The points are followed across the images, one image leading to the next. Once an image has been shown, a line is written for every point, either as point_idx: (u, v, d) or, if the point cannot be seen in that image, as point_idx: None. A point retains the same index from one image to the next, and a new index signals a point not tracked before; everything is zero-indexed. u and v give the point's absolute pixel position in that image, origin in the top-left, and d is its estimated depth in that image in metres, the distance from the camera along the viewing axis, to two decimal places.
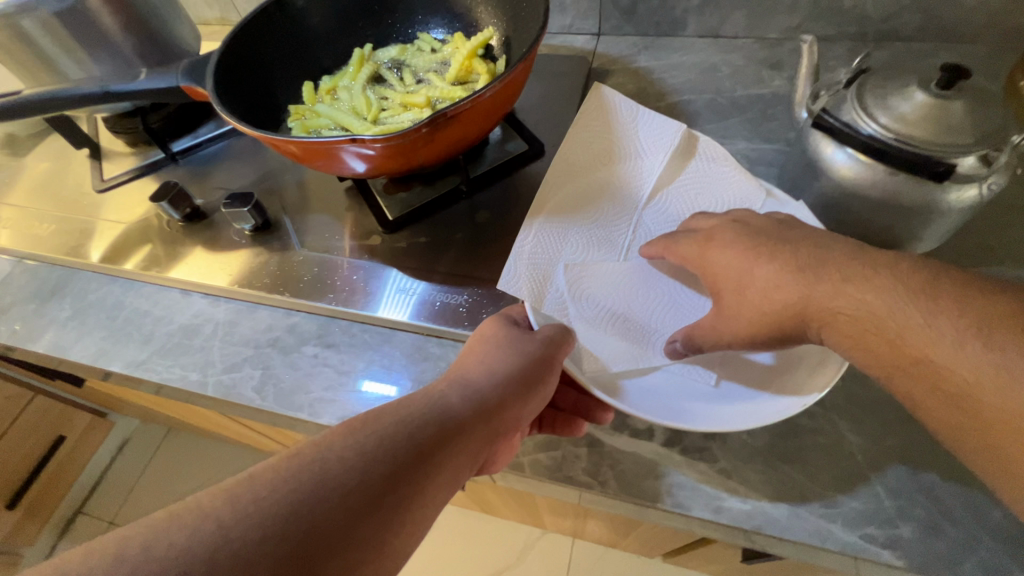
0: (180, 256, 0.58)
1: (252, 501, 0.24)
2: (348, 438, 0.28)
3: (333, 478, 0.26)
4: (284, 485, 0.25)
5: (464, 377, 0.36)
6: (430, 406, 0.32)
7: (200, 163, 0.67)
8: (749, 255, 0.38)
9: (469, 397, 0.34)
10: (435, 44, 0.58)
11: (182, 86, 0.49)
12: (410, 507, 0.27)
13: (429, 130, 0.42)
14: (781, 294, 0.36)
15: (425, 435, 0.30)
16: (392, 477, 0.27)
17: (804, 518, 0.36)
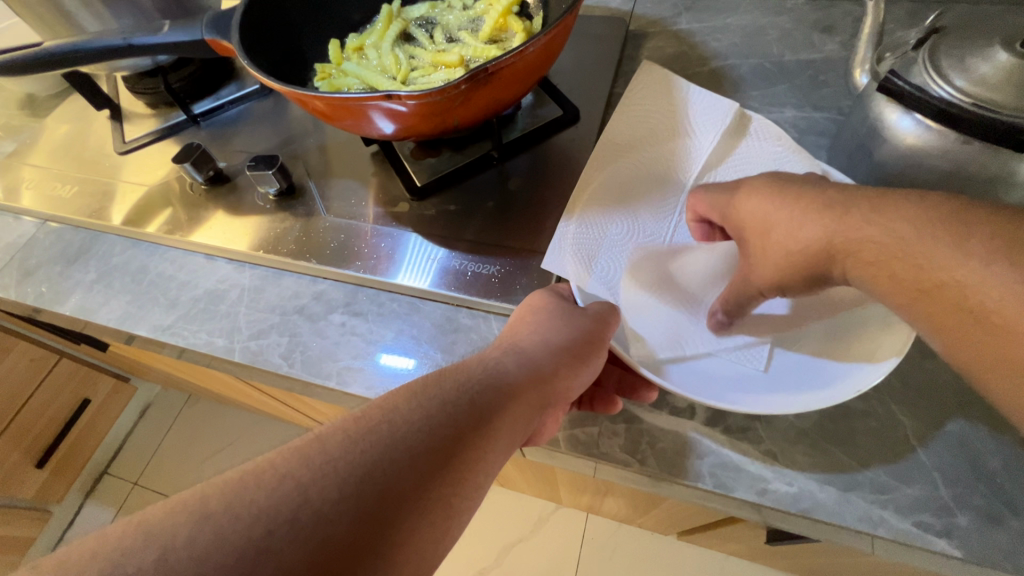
0: (204, 221, 0.56)
1: (324, 462, 0.25)
2: (408, 401, 0.28)
3: (401, 440, 0.26)
4: (355, 446, 0.25)
5: (518, 344, 0.36)
6: (486, 372, 0.32)
7: (221, 126, 0.65)
8: (774, 196, 0.36)
9: (525, 364, 0.34)
10: (467, 1, 0.55)
11: (207, 39, 0.46)
12: (475, 469, 0.28)
13: (468, 87, 0.39)
14: (806, 230, 0.33)
15: (483, 401, 0.30)
16: (455, 439, 0.28)
17: (853, 504, 0.34)
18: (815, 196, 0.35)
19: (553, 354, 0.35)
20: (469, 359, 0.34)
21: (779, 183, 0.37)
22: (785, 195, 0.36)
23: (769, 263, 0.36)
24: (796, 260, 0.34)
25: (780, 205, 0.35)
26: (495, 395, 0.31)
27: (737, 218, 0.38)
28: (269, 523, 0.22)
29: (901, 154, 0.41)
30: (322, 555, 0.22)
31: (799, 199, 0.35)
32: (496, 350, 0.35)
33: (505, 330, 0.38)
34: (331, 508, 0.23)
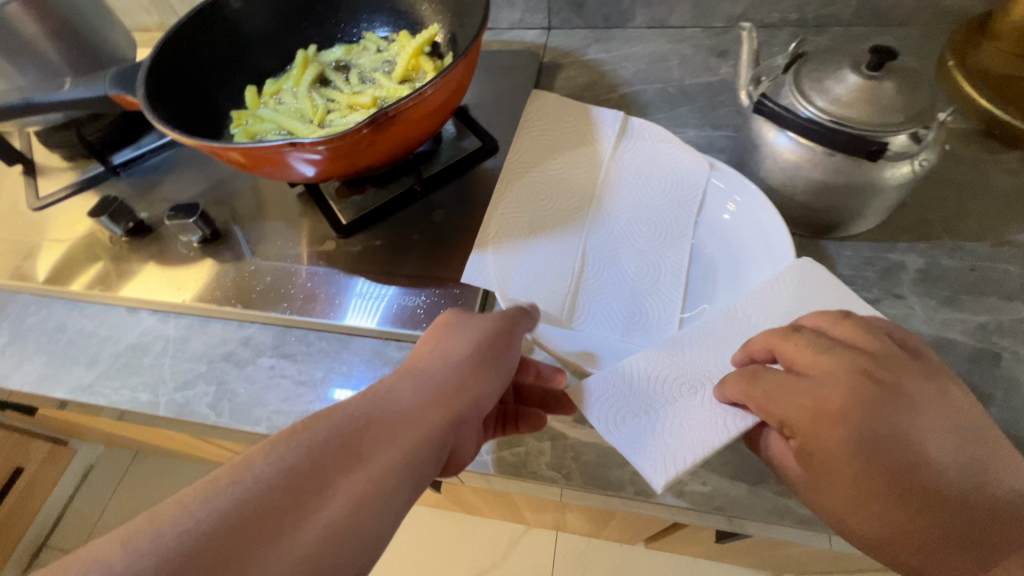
0: (126, 273, 0.55)
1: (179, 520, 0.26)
2: (279, 446, 0.29)
3: (252, 497, 0.27)
4: (213, 502, 0.26)
5: (417, 367, 0.34)
6: (379, 402, 0.32)
7: (143, 175, 0.64)
8: (867, 461, 0.31)
9: (422, 385, 0.33)
10: (381, 43, 0.57)
11: (112, 95, 0.46)
12: (339, 521, 0.27)
13: (372, 130, 0.41)
14: (879, 519, 0.31)
15: (359, 438, 0.30)
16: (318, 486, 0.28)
17: (762, 496, 0.37)
18: (906, 479, 0.30)
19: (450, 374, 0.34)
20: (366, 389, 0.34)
21: (876, 432, 0.31)
22: (886, 469, 0.31)
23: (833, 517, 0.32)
24: (867, 537, 0.31)
25: (871, 481, 0.31)
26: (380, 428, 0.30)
27: (826, 459, 0.31)
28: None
29: (782, 169, 0.45)
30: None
31: (893, 481, 0.30)
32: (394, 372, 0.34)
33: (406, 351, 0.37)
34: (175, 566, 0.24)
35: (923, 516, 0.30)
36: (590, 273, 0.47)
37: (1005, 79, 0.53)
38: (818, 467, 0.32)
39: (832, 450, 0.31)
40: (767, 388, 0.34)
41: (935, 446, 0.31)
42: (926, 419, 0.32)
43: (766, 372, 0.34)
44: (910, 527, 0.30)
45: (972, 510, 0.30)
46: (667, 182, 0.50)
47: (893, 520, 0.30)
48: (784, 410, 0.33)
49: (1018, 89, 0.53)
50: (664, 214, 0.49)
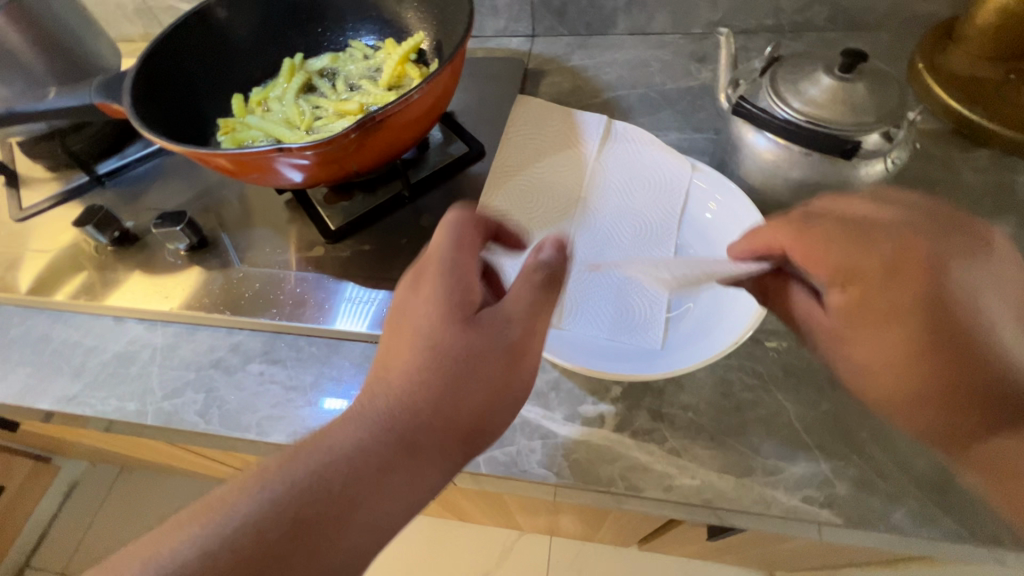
0: (112, 282, 0.55)
1: (194, 539, 0.27)
2: (264, 484, 0.28)
3: (232, 546, 0.26)
4: (227, 526, 0.27)
5: (410, 365, 0.31)
6: (407, 387, 0.30)
7: (129, 184, 0.64)
8: (912, 319, 0.34)
9: (448, 374, 0.30)
10: (367, 51, 0.57)
11: (98, 103, 0.47)
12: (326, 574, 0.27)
13: (359, 135, 0.41)
14: (919, 376, 0.34)
15: (343, 480, 0.28)
16: (348, 501, 0.28)
17: (749, 488, 0.37)
18: (948, 332, 0.33)
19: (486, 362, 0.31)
20: (384, 365, 0.32)
21: (930, 287, 0.33)
22: (928, 325, 0.33)
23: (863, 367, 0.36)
24: (893, 394, 0.35)
25: (910, 334, 0.34)
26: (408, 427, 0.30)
27: (866, 307, 0.34)
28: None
29: (762, 168, 0.46)
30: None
31: (936, 337, 0.33)
32: (410, 339, 0.32)
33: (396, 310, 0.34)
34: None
35: (948, 363, 0.33)
36: (577, 274, 0.48)
37: (972, 81, 0.55)
38: (858, 315, 0.35)
39: (879, 295, 0.34)
40: (814, 239, 0.35)
41: (985, 303, 0.33)
42: (984, 272, 0.33)
43: (821, 217, 0.36)
44: (939, 382, 0.34)
45: (997, 373, 0.33)
46: (650, 184, 0.51)
47: (922, 374, 0.34)
48: (836, 259, 0.34)
49: (986, 90, 0.55)
50: (648, 216, 0.50)
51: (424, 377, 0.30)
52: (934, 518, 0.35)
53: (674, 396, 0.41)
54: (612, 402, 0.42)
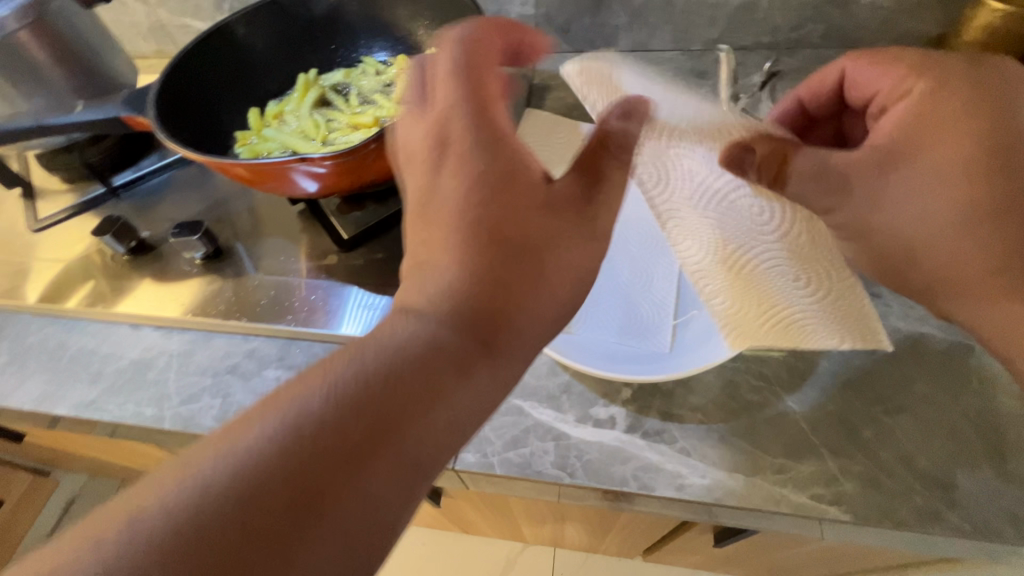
0: (128, 290, 0.56)
1: (251, 439, 0.25)
2: (353, 362, 0.27)
3: (332, 419, 0.25)
4: (315, 405, 0.26)
5: (448, 187, 0.31)
6: (481, 252, 0.30)
7: (143, 196, 0.65)
8: (974, 122, 0.33)
9: (487, 210, 0.30)
10: (379, 66, 0.59)
11: (122, 116, 0.48)
12: (430, 448, 0.27)
13: (378, 146, 0.43)
14: (966, 194, 0.33)
15: (441, 356, 0.28)
16: (425, 389, 0.27)
17: (759, 486, 0.38)
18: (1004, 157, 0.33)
19: (571, 242, 0.31)
20: (416, 212, 0.32)
21: (991, 98, 0.33)
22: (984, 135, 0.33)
23: (912, 183, 0.35)
24: (940, 216, 0.34)
25: (969, 143, 0.33)
26: (490, 302, 0.29)
27: (930, 115, 0.34)
28: (205, 525, 0.23)
29: None
30: (258, 531, 0.23)
31: (990, 150, 0.33)
32: (475, 169, 0.31)
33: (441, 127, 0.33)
34: (286, 482, 0.24)
35: (1001, 187, 0.33)
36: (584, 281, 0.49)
37: None
38: (912, 130, 0.35)
39: (944, 96, 0.34)
40: (883, 55, 0.37)
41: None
42: None
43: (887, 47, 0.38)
44: (986, 199, 0.33)
45: None
46: None
47: (971, 193, 0.33)
48: (884, 79, 0.37)
49: None
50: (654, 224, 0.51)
51: (501, 247, 0.30)
52: (939, 514, 0.36)
53: (683, 398, 0.42)
54: (622, 404, 0.43)
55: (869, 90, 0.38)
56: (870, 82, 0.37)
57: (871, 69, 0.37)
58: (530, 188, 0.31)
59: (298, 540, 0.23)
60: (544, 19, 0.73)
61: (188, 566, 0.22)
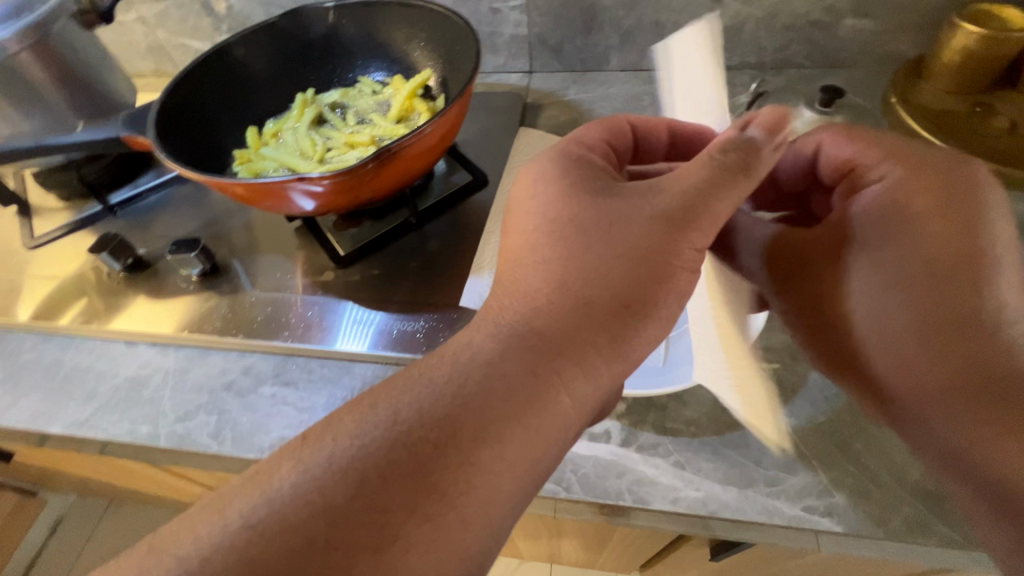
0: (124, 308, 0.56)
1: (352, 438, 0.28)
2: (448, 369, 0.30)
3: (426, 412, 0.29)
4: (405, 409, 0.29)
5: (544, 230, 0.34)
6: (557, 249, 0.33)
7: (139, 214, 0.65)
8: (922, 228, 0.35)
9: (591, 247, 0.32)
10: (376, 86, 0.60)
11: (122, 136, 0.49)
12: (503, 465, 0.28)
13: (375, 166, 0.44)
14: (897, 304, 0.35)
15: (520, 371, 0.30)
16: (508, 391, 0.29)
17: (752, 499, 0.39)
18: (943, 269, 0.34)
19: (638, 224, 0.33)
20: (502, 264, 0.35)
21: (953, 203, 0.35)
22: (939, 239, 0.35)
23: (870, 273, 0.37)
24: (889, 316, 0.36)
25: (923, 245, 0.35)
26: (562, 297, 0.32)
27: (898, 206, 0.36)
28: (313, 508, 0.26)
29: None
30: (362, 512, 0.26)
31: (946, 255, 0.34)
32: (566, 183, 0.35)
33: (536, 166, 0.38)
34: (373, 475, 0.27)
35: (936, 297, 0.34)
36: None
37: (943, 113, 0.61)
38: (861, 232, 0.37)
39: (914, 191, 0.36)
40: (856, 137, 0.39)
41: (992, 236, 0.34)
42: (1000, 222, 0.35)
43: (864, 128, 0.39)
44: (934, 307, 0.34)
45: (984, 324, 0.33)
46: None
47: (921, 294, 0.35)
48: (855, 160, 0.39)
49: (957, 123, 0.59)
50: None
51: (572, 243, 0.33)
52: (929, 524, 0.37)
53: (676, 412, 0.43)
54: (615, 416, 0.43)
55: (847, 167, 0.39)
56: (849, 160, 0.39)
57: (852, 146, 0.39)
58: (611, 190, 0.35)
59: (397, 535, 0.26)
60: (536, 39, 0.75)
61: (283, 540, 0.25)
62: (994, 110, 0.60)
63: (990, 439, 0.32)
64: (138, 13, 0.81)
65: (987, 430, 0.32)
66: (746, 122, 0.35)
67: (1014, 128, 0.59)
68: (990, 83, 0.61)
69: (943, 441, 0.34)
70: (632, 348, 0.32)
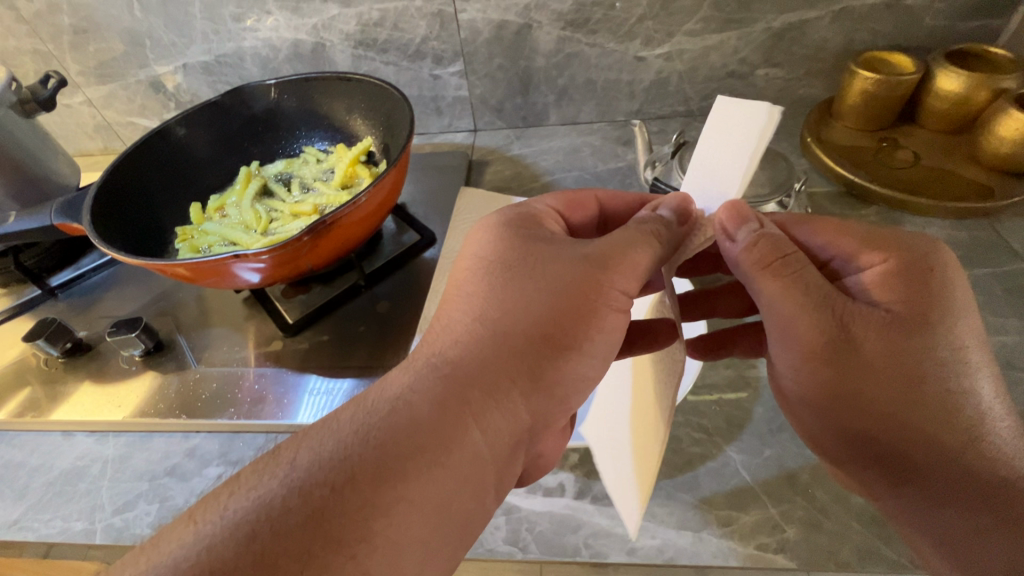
0: (61, 395, 0.53)
1: (251, 490, 0.27)
2: (363, 416, 0.30)
3: (342, 453, 0.28)
4: (319, 454, 0.29)
5: (482, 282, 0.35)
6: (484, 290, 0.35)
7: (82, 295, 0.64)
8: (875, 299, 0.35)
9: (522, 290, 0.34)
10: (320, 155, 0.62)
11: (58, 223, 0.48)
12: (409, 525, 0.27)
13: (312, 238, 0.44)
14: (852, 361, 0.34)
15: (443, 425, 0.30)
16: (415, 430, 0.29)
17: (707, 541, 0.39)
18: (896, 334, 0.34)
19: (567, 263, 0.35)
20: (437, 319, 0.36)
21: (953, 286, 0.35)
22: (944, 320, 0.34)
23: (883, 348, 0.34)
24: (856, 380, 0.34)
25: (931, 321, 0.34)
26: (484, 338, 0.33)
27: (902, 284, 0.35)
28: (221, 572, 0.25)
29: None
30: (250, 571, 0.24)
31: (951, 339, 0.34)
32: (505, 225, 0.38)
33: (488, 215, 0.40)
34: (272, 529, 0.26)
35: (887, 359, 0.34)
36: None
37: (855, 149, 0.66)
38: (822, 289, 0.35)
39: (918, 275, 0.35)
40: (824, 223, 0.39)
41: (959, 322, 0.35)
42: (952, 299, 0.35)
43: (827, 215, 0.40)
44: (906, 381, 0.34)
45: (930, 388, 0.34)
46: None
47: (918, 370, 0.34)
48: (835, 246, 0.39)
49: (865, 157, 0.65)
50: None
51: (498, 279, 0.35)
52: (879, 552, 0.37)
53: None
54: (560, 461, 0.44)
55: (827, 254, 0.39)
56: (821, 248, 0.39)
57: (827, 235, 0.39)
58: (548, 236, 0.37)
59: None
60: (478, 100, 0.78)
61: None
62: (898, 143, 0.66)
63: (963, 511, 0.33)
64: (84, 96, 0.82)
65: (950, 501, 0.33)
66: (657, 206, 0.39)
67: (918, 158, 0.64)
68: (891, 120, 0.67)
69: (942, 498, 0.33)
70: (554, 382, 0.33)
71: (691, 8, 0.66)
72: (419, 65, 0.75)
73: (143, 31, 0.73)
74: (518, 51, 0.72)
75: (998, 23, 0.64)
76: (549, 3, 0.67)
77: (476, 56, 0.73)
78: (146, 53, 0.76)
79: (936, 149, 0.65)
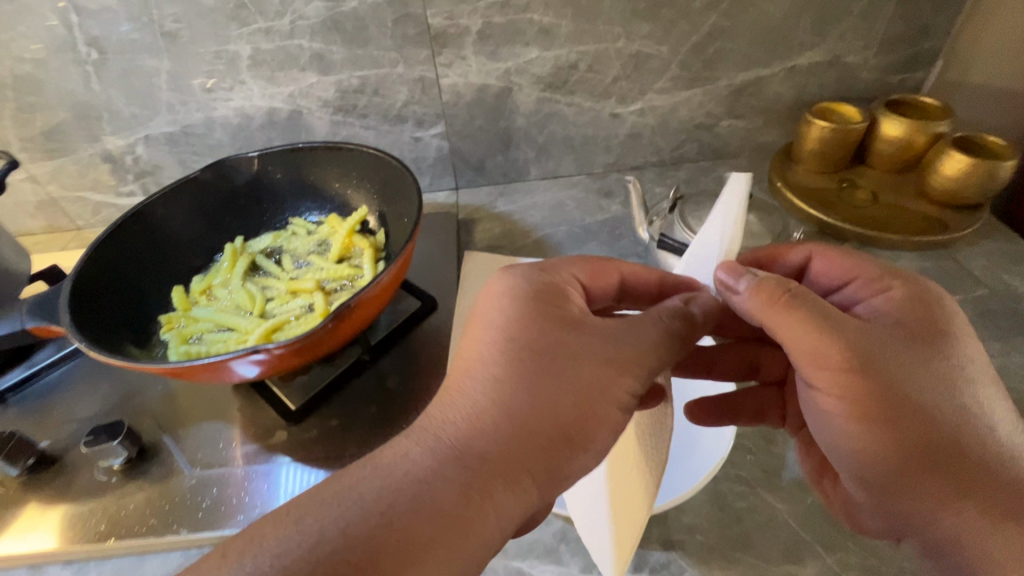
0: (23, 523, 0.46)
1: (265, 555, 0.26)
2: (382, 487, 0.29)
3: (358, 527, 0.27)
4: (334, 522, 0.28)
5: (501, 343, 0.34)
6: (508, 354, 0.34)
7: (37, 398, 0.57)
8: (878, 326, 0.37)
9: (546, 363, 0.33)
10: (309, 226, 0.59)
11: (30, 326, 0.43)
12: None
13: (331, 325, 0.42)
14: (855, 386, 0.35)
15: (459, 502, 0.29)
16: (437, 510, 0.28)
17: None
18: (903, 359, 0.35)
19: (594, 354, 0.34)
20: (454, 383, 0.34)
21: (955, 320, 0.37)
22: (949, 351, 0.36)
23: (892, 372, 0.35)
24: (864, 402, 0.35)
25: (932, 352, 0.35)
26: (501, 419, 0.32)
27: (901, 316, 0.37)
28: None
29: None
30: None
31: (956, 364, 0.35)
32: (526, 290, 0.37)
33: (502, 277, 0.38)
34: None
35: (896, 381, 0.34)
36: None
37: (819, 190, 0.72)
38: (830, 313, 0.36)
39: (923, 306, 0.37)
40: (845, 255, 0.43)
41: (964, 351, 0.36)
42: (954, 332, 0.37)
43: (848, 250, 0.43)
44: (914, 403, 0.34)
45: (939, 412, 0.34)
46: None
47: (929, 392, 0.34)
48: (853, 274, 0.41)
49: (829, 197, 0.71)
50: None
51: (523, 347, 0.34)
52: None
53: (677, 520, 0.42)
54: (565, 520, 0.43)
55: (843, 280, 0.42)
56: (841, 274, 0.42)
57: (848, 261, 0.42)
58: (576, 319, 0.36)
59: None
60: (459, 159, 0.79)
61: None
62: (855, 183, 0.73)
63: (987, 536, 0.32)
64: (25, 172, 0.75)
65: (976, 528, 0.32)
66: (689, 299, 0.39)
67: (877, 197, 0.70)
68: (846, 163, 0.73)
69: (946, 534, 0.33)
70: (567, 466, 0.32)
71: (660, 69, 0.71)
72: (400, 129, 0.74)
73: (100, 103, 0.69)
74: (498, 112, 0.74)
75: (923, 76, 0.73)
76: (529, 67, 0.69)
77: (458, 118, 0.74)
78: (101, 126, 0.71)
79: (890, 188, 0.71)
